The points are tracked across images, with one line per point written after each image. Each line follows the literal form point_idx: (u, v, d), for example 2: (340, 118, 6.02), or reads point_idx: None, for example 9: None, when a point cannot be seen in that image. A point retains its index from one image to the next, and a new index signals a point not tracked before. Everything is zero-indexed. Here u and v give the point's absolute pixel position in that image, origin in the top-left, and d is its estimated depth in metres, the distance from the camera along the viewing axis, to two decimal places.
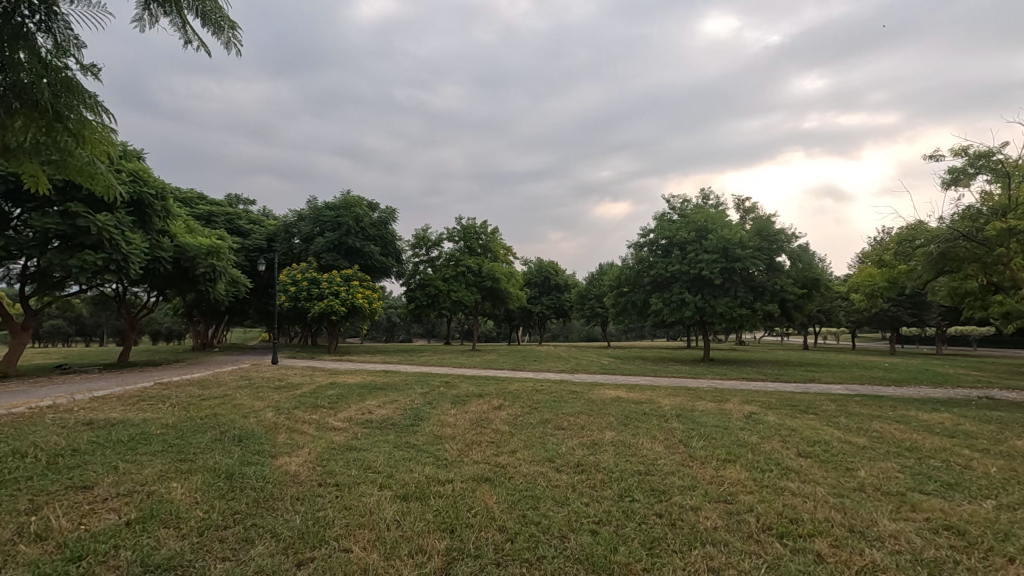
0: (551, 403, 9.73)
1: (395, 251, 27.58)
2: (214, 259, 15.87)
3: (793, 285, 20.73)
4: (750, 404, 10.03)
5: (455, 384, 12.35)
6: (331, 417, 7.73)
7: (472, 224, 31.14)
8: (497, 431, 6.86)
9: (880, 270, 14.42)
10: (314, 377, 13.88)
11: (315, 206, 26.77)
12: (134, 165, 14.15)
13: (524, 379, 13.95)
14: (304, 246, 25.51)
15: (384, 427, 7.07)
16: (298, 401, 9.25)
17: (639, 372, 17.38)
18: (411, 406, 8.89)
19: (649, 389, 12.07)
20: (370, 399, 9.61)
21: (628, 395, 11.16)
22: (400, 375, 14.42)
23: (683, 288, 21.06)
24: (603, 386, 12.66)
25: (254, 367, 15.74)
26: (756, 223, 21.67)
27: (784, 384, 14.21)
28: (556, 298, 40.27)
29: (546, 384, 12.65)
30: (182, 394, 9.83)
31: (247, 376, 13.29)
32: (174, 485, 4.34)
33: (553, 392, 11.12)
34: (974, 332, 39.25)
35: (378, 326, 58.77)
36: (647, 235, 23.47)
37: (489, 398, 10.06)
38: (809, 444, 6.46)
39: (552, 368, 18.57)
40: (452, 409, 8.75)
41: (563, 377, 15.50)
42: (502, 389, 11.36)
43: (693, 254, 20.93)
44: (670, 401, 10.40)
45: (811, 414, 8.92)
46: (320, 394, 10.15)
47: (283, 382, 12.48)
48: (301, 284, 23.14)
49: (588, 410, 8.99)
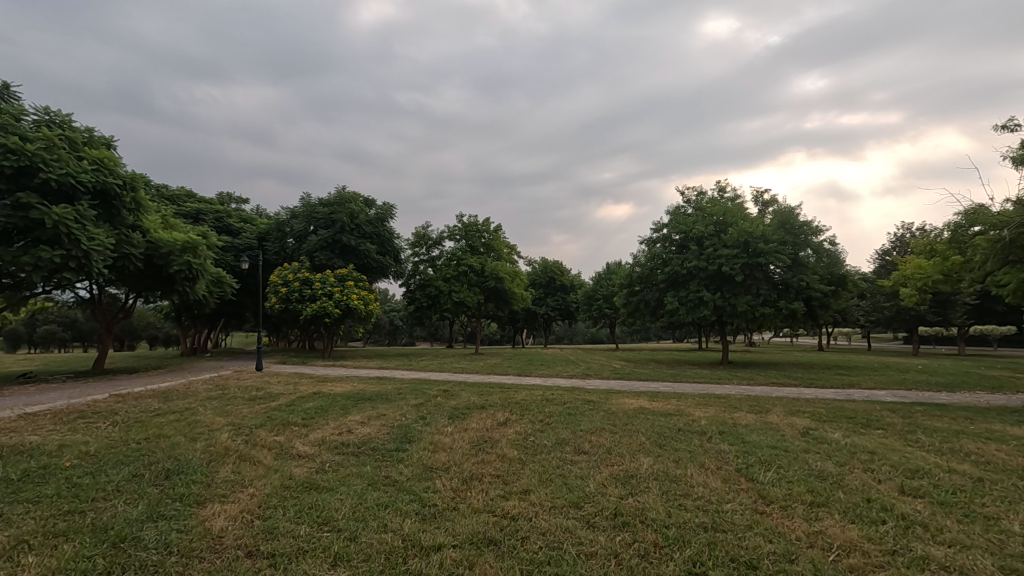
0: (566, 416, 8.29)
1: (393, 250, 26.22)
2: (191, 256, 14.48)
3: (819, 282, 19.27)
4: (799, 416, 8.58)
5: (455, 394, 10.92)
6: (299, 439, 6.28)
7: (474, 221, 29.77)
8: (503, 459, 5.41)
9: (930, 262, 12.94)
10: (298, 386, 12.46)
11: (308, 202, 25.40)
12: (98, 152, 12.79)
13: (532, 386, 12.50)
14: (297, 245, 24.17)
15: (362, 453, 5.61)
16: (267, 417, 7.83)
17: (657, 377, 15.97)
18: (399, 423, 7.43)
19: (676, 398, 10.60)
20: (353, 413, 8.17)
21: (654, 405, 9.72)
22: (394, 383, 13.00)
23: (700, 286, 19.59)
24: (623, 394, 11.20)
25: (236, 374, 14.33)
26: (778, 215, 20.19)
27: (823, 390, 12.73)
28: (562, 299, 38.80)
29: (558, 392, 11.19)
30: (137, 408, 8.44)
31: (224, 385, 11.90)
32: (24, 565, 2.93)
33: (569, 403, 9.68)
34: (997, 332, 37.59)
35: (380, 329, 57.42)
36: (660, 230, 22.02)
37: (494, 411, 8.63)
38: (907, 475, 4.98)
39: (562, 373, 17.12)
40: (449, 426, 7.33)
41: (575, 383, 14.07)
42: (508, 399, 9.91)
43: (711, 249, 19.45)
44: (704, 412, 8.95)
45: (878, 429, 7.45)
46: (297, 407, 8.73)
47: (261, 392, 11.06)
48: (293, 285, 21.80)
49: (611, 426, 7.54)
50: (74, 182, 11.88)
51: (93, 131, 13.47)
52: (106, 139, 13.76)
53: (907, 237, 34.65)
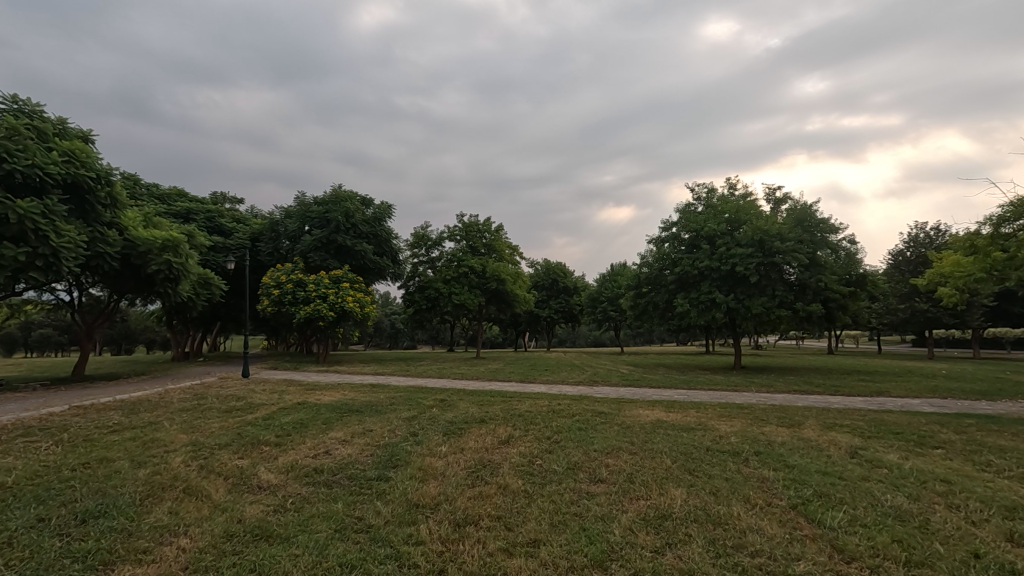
0: (576, 433, 7.34)
1: (391, 251, 25.32)
2: (172, 255, 13.56)
3: (837, 283, 18.32)
4: (838, 431, 7.62)
5: (453, 404, 10.00)
6: (266, 464, 5.34)
7: (475, 221, 28.86)
8: (507, 494, 4.47)
9: (967, 260, 11.95)
10: (284, 395, 11.54)
11: (303, 201, 24.51)
12: (70, 143, 11.88)
13: (537, 394, 11.57)
14: (290, 245, 23.30)
15: (336, 484, 4.68)
16: (236, 434, 6.88)
17: (669, 384, 14.99)
18: (386, 441, 6.49)
19: (697, 409, 9.67)
20: (335, 429, 7.23)
21: (674, 419, 8.77)
22: (389, 392, 12.09)
23: (713, 287, 18.63)
24: (636, 405, 10.27)
25: (221, 382, 13.42)
26: (793, 213, 19.22)
27: (851, 399, 11.78)
28: (565, 302, 37.83)
29: (566, 402, 10.25)
30: (94, 423, 7.51)
31: (201, 395, 10.99)
32: None
33: (579, 416, 8.74)
34: (1011, 334, 36.55)
35: (380, 332, 56.50)
36: (669, 228, 21.10)
37: (496, 426, 7.70)
38: (1006, 517, 4.03)
39: (568, 379, 16.19)
40: (443, 445, 6.38)
41: (582, 391, 13.09)
42: (511, 411, 8.99)
43: (724, 248, 18.50)
44: (731, 427, 7.98)
45: (936, 448, 6.49)
46: (274, 421, 7.79)
47: (242, 402, 10.15)
48: (286, 287, 20.93)
49: (629, 444, 6.59)
50: (41, 174, 10.95)
51: (66, 122, 12.58)
52: (81, 130, 12.87)
53: (921, 237, 33.62)
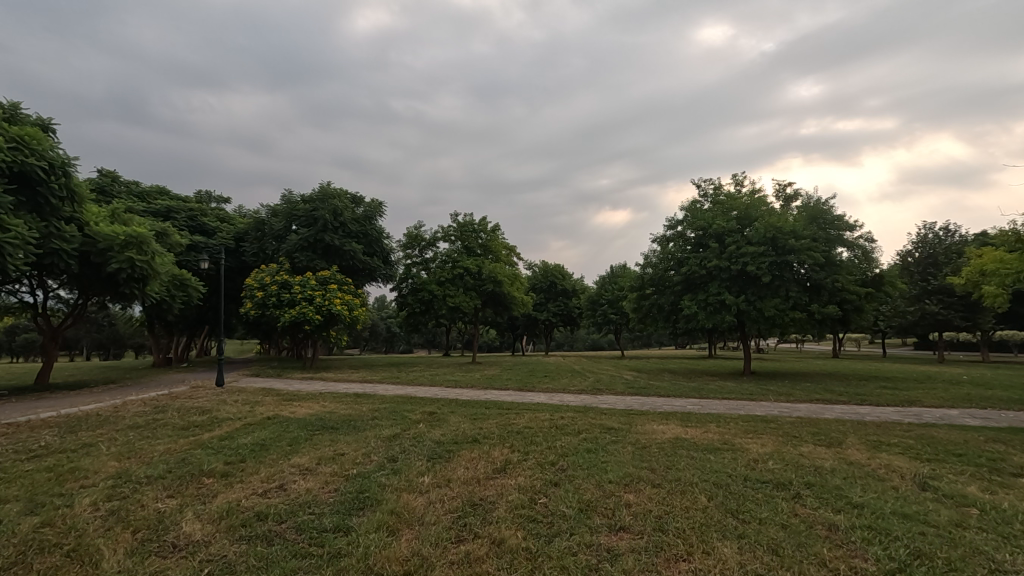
0: (584, 457, 6.25)
1: (382, 251, 24.19)
2: (137, 254, 12.36)
3: (853, 284, 17.32)
4: (888, 453, 6.54)
5: (444, 419, 8.89)
6: (199, 507, 4.21)
7: (469, 221, 27.78)
8: (504, 557, 3.37)
9: (1010, 257, 10.89)
10: (257, 407, 10.43)
11: (289, 199, 23.37)
12: (19, 128, 10.70)
13: (537, 406, 10.47)
14: (275, 245, 22.18)
15: (277, 542, 3.55)
16: (180, 460, 5.73)
17: (679, 392, 13.92)
18: (358, 471, 5.36)
19: (719, 425, 8.59)
20: (301, 454, 6.10)
21: (695, 436, 7.67)
22: (373, 404, 10.97)
23: (722, 288, 17.64)
24: (647, 419, 9.20)
25: (190, 392, 12.26)
26: (806, 210, 18.18)
27: (881, 409, 10.74)
28: (564, 304, 36.76)
29: (569, 416, 9.15)
30: (14, 447, 6.34)
31: (162, 407, 9.87)
32: None
33: (587, 433, 7.64)
34: (1019, 337, 35.70)
35: (375, 336, 55.38)
36: (674, 227, 20.05)
37: (491, 447, 6.60)
38: None
39: (570, 386, 15.05)
40: (425, 476, 5.27)
41: (585, 401, 12.01)
42: (508, 428, 7.88)
43: (734, 247, 17.48)
44: (763, 448, 6.89)
45: (1018, 477, 5.41)
46: (230, 443, 6.64)
47: (204, 416, 9.01)
48: (270, 289, 19.83)
49: (650, 473, 5.49)
50: None
51: (18, 106, 11.40)
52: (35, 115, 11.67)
53: (930, 238, 32.72)
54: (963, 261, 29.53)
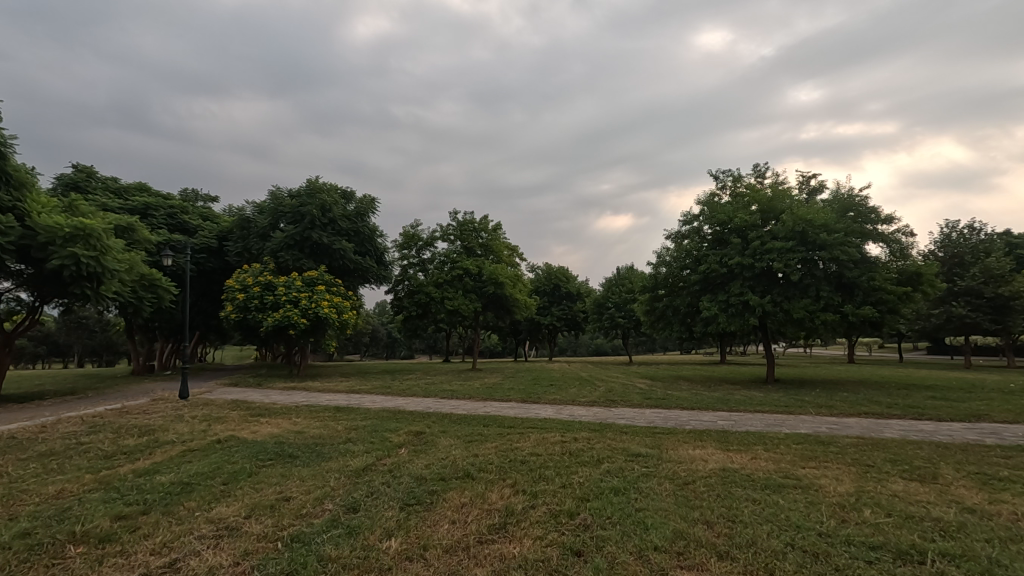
0: (612, 502, 4.68)
1: (375, 250, 22.67)
2: (85, 248, 10.83)
3: (890, 282, 15.69)
4: (1013, 496, 4.92)
5: (434, 442, 7.32)
6: None
7: (469, 219, 26.28)
8: None
9: None
10: (215, 425, 8.89)
11: (276, 195, 21.89)
12: None
13: (545, 424, 8.89)
14: (260, 244, 20.72)
15: None
16: (54, 513, 4.15)
17: (705, 404, 12.34)
18: (295, 535, 3.79)
19: (768, 451, 7.01)
20: (230, 500, 4.53)
21: (746, 467, 6.08)
22: (354, 421, 9.40)
23: (744, 287, 16.18)
24: (678, 441, 7.62)
25: (148, 407, 10.74)
26: (835, 202, 16.57)
27: (948, 427, 9.14)
28: (568, 308, 35.25)
29: (584, 439, 7.55)
30: None
31: (101, 426, 8.33)
32: None
33: (610, 465, 6.07)
34: None
35: (376, 342, 54.25)
36: (689, 222, 18.53)
37: (487, 488, 5.03)
38: None
39: (580, 397, 13.50)
40: (391, 542, 3.71)
41: (600, 416, 10.46)
42: (509, 456, 6.32)
43: (758, 243, 15.95)
44: (842, 485, 5.29)
45: None
46: (145, 481, 5.08)
47: (144, 439, 7.46)
48: (252, 291, 18.35)
49: (709, 533, 3.93)
50: None
51: None
52: None
53: (954, 237, 31.19)
54: (991, 261, 27.99)
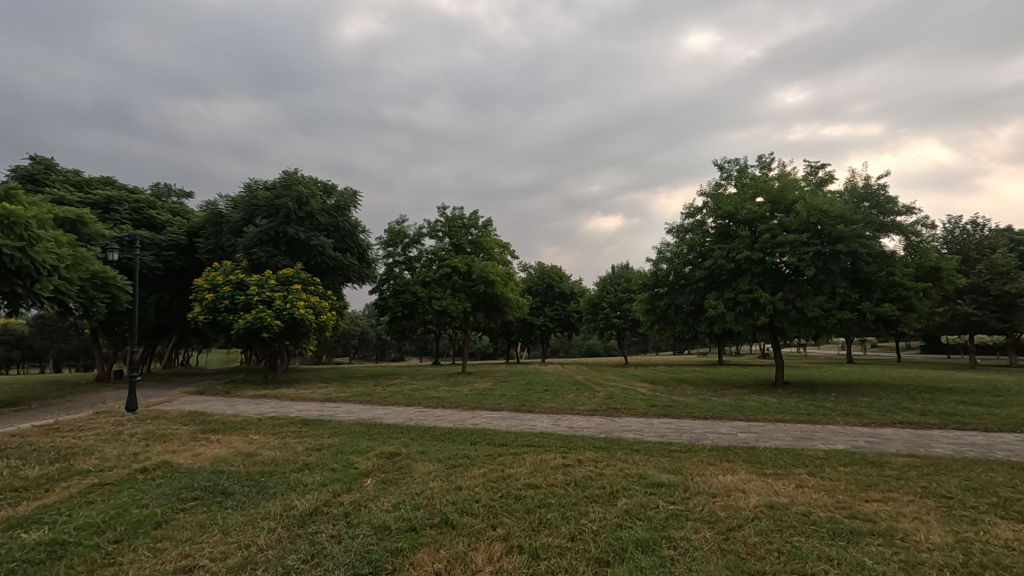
0: (642, 570, 3.40)
1: (356, 247, 21.32)
2: (9, 239, 9.42)
3: (910, 278, 14.59)
4: None
5: (412, 468, 6.06)
6: None
7: (458, 215, 24.99)
8: None
9: None
10: (154, 446, 7.56)
11: (249, 188, 20.47)
12: None
13: (545, 440, 7.64)
14: (233, 240, 19.31)
15: None
16: None
17: (718, 412, 11.14)
18: None
19: (812, 476, 5.81)
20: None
21: (796, 502, 4.89)
22: (322, 438, 8.09)
23: (753, 283, 15.03)
24: (701, 464, 6.39)
25: (85, 422, 9.37)
26: (850, 191, 15.44)
27: (1002, 440, 7.99)
28: (561, 308, 34.06)
29: (590, 462, 6.31)
30: None
31: (11, 449, 6.97)
32: None
33: (627, 501, 4.84)
34: None
35: (365, 344, 52.96)
36: (693, 214, 17.38)
37: (471, 545, 3.77)
38: None
39: (579, 404, 12.26)
40: None
41: (605, 428, 9.23)
42: (501, 490, 5.06)
43: (768, 235, 14.79)
44: (934, 533, 4.07)
45: None
46: (4, 540, 3.75)
47: (54, 467, 6.13)
48: (222, 290, 16.97)
49: None
50: None
51: None
52: None
53: (957, 233, 30.30)
54: (997, 257, 27.10)
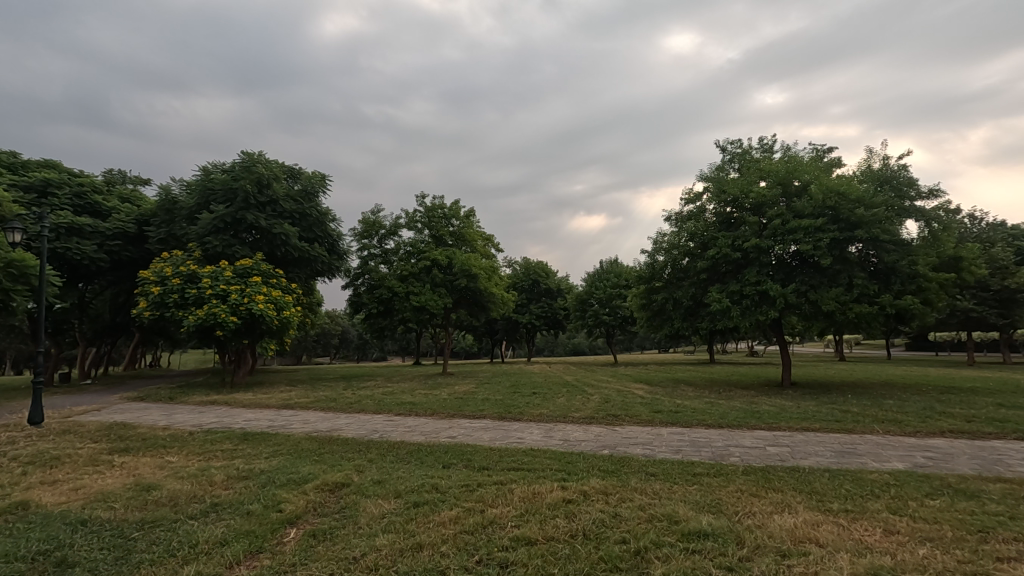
0: None
1: (326, 237, 19.55)
2: None
3: (931, 267, 13.31)
4: None
5: (358, 510, 4.43)
6: None
7: (439, 205, 23.34)
8: None
9: None
10: (30, 474, 5.84)
11: (206, 170, 18.59)
12: None
13: (537, 461, 6.09)
14: (187, 228, 17.46)
15: None
16: None
17: (733, 419, 9.68)
18: None
19: (899, 517, 4.30)
20: None
21: (905, 565, 3.37)
22: (257, 460, 6.43)
23: (762, 274, 13.64)
24: (744, 498, 4.86)
25: None
26: (868, 173, 14.11)
27: None
28: (548, 306, 32.57)
29: (598, 495, 4.76)
30: None
31: None
32: None
33: (664, 569, 3.29)
34: None
35: (345, 343, 51.09)
36: (694, 200, 15.95)
37: None
38: None
39: (573, 410, 10.74)
40: None
41: (609, 442, 7.69)
42: (477, 552, 3.48)
43: (778, 221, 13.40)
44: None
45: None
46: None
47: None
48: (171, 283, 15.13)
49: None
50: None
51: None
52: None
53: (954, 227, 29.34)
54: (997, 251, 26.17)
